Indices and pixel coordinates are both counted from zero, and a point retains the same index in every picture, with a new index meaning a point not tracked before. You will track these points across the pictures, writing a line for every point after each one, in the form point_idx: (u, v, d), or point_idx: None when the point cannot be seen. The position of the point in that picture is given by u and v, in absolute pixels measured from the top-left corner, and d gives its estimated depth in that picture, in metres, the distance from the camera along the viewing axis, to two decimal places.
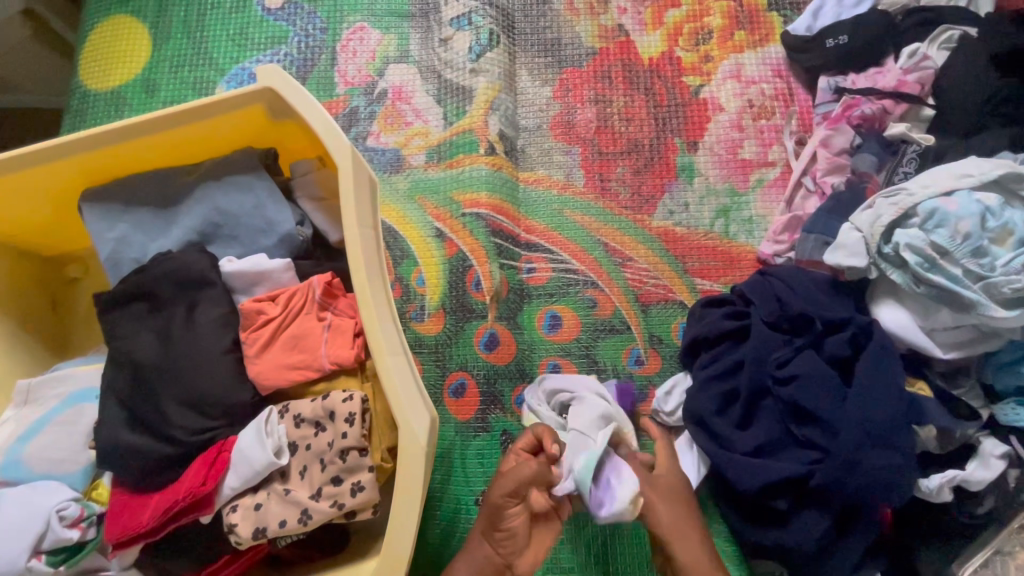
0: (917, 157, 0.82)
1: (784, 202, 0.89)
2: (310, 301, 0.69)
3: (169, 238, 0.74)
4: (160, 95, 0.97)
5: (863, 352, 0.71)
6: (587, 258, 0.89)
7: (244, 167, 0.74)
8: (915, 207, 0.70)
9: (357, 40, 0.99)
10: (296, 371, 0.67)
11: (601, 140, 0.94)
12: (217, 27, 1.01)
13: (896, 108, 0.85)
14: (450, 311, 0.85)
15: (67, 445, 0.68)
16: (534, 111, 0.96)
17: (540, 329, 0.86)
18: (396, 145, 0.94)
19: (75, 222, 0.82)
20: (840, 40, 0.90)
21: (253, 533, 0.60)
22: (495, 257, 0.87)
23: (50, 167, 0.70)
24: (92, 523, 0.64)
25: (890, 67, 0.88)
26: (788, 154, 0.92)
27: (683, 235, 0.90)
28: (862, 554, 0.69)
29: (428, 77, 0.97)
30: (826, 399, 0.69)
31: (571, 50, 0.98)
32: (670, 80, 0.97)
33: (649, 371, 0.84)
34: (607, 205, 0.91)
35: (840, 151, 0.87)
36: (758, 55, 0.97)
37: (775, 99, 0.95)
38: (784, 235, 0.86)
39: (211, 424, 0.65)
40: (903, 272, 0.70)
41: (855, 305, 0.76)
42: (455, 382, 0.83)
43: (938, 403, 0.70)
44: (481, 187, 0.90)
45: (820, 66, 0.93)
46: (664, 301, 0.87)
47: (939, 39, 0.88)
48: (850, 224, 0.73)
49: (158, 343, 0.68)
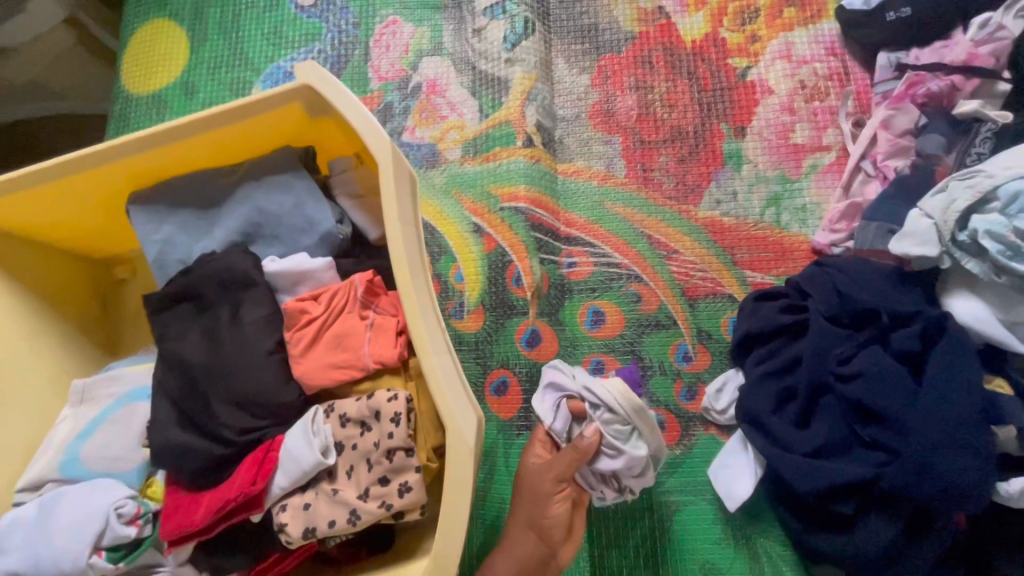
0: (992, 137, 0.76)
1: (840, 188, 0.84)
2: (353, 299, 0.69)
3: (213, 239, 0.74)
4: (199, 98, 0.98)
5: (935, 346, 0.66)
6: (630, 251, 0.86)
7: (283, 166, 0.74)
8: (995, 190, 0.64)
9: (390, 34, 0.98)
10: (340, 370, 0.66)
11: (643, 128, 0.90)
12: (251, 27, 1.01)
13: (965, 84, 0.79)
14: (490, 307, 0.84)
15: (123, 444, 0.70)
16: (572, 100, 0.93)
17: (582, 325, 0.83)
18: (431, 140, 0.92)
19: (123, 226, 0.84)
20: (902, 13, 0.84)
21: (303, 533, 0.60)
22: (534, 252, 0.85)
23: (97, 172, 0.71)
24: (148, 520, 0.65)
25: (958, 40, 0.82)
26: (844, 136, 0.87)
27: (731, 225, 0.86)
28: (935, 561, 0.65)
29: (462, 69, 0.95)
30: (895, 397, 0.65)
31: (608, 36, 0.95)
32: (714, 63, 0.92)
33: (698, 368, 0.81)
34: (649, 195, 0.88)
35: (903, 132, 0.81)
36: (809, 33, 0.92)
37: (829, 79, 0.90)
38: (841, 223, 0.81)
39: (258, 423, 0.66)
40: (981, 261, 0.65)
41: (924, 296, 0.71)
42: (497, 379, 0.81)
43: (1018, 402, 0.65)
44: (519, 180, 0.88)
45: (879, 42, 0.87)
46: (712, 294, 0.83)
47: (1015, 6, 0.80)
48: (919, 210, 0.68)
49: (205, 344, 0.68)
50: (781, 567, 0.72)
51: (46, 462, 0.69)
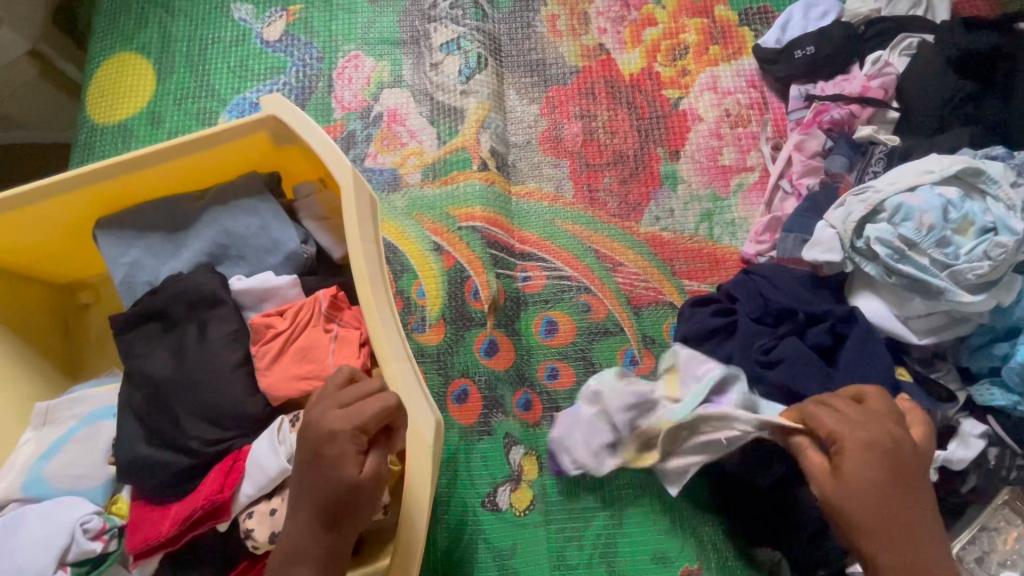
0: (884, 158, 0.86)
1: (763, 205, 0.94)
2: (317, 314, 0.72)
3: (181, 261, 0.78)
4: (165, 127, 1.02)
5: (845, 340, 0.75)
6: (579, 265, 0.93)
7: (249, 190, 0.78)
8: (883, 203, 0.74)
9: (352, 67, 1.05)
10: (305, 381, 0.70)
11: (588, 152, 0.99)
12: (218, 60, 1.06)
13: (862, 112, 0.90)
14: (450, 320, 0.88)
15: (88, 462, 0.71)
16: (523, 128, 1.01)
17: (537, 334, 0.89)
18: (393, 165, 0.98)
19: (90, 251, 0.86)
20: (808, 51, 0.96)
21: (268, 538, 0.63)
22: (490, 267, 0.91)
23: (66, 197, 0.73)
24: (114, 535, 0.66)
25: (855, 74, 0.94)
26: (765, 159, 0.97)
27: (670, 239, 0.94)
28: None
29: (421, 100, 1.02)
30: (815, 386, 0.73)
31: (555, 69, 1.04)
32: (650, 94, 1.02)
33: (643, 370, 0.88)
34: (595, 213, 0.96)
35: (813, 154, 0.92)
36: (732, 68, 1.03)
37: (750, 108, 1.01)
38: (765, 235, 0.91)
39: (224, 435, 0.69)
40: (876, 265, 0.74)
41: (834, 297, 0.80)
42: (458, 388, 0.85)
43: (918, 387, 0.73)
44: (475, 202, 0.94)
45: (791, 76, 0.98)
46: (654, 303, 0.91)
47: (899, 47, 0.94)
48: (825, 221, 0.78)
49: (172, 360, 0.71)
50: (724, 551, 0.78)
51: (8, 482, 0.69)
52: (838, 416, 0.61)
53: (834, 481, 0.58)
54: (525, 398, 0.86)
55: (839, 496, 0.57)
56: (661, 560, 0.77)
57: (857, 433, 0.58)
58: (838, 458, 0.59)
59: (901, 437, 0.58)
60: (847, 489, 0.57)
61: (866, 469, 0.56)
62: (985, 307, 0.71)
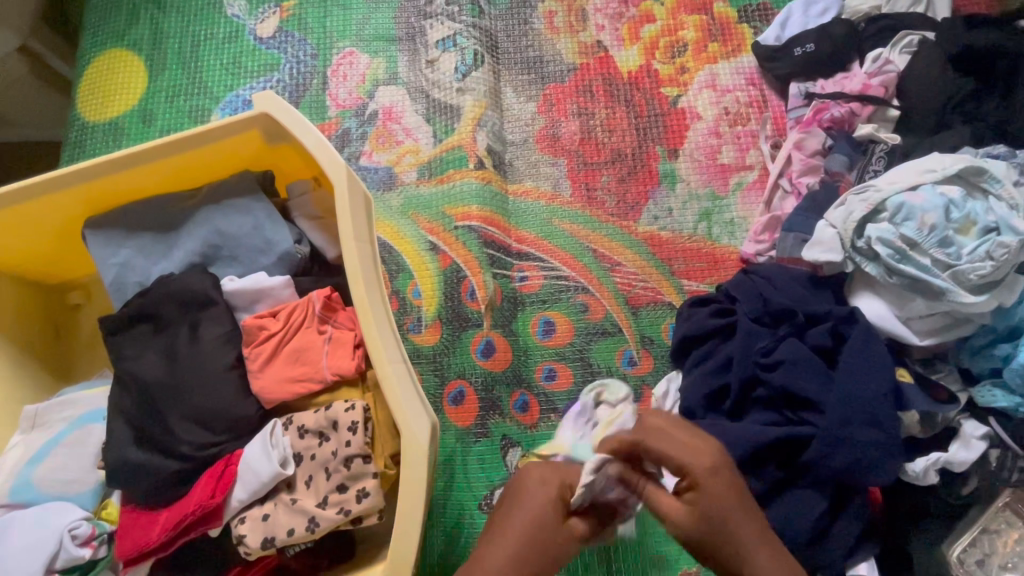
0: (885, 155, 0.86)
1: (762, 204, 0.93)
2: (311, 315, 0.71)
3: (171, 261, 0.76)
4: (157, 125, 1.01)
5: (846, 341, 0.74)
6: (577, 265, 0.92)
7: (241, 190, 0.77)
8: (884, 203, 0.74)
9: (347, 64, 1.03)
10: (299, 384, 0.69)
11: (586, 151, 0.98)
12: (211, 57, 1.04)
13: (863, 110, 0.89)
14: (446, 321, 0.87)
15: (76, 466, 0.70)
16: (520, 126, 1.00)
17: (534, 335, 0.88)
18: (388, 164, 0.97)
19: (80, 251, 0.84)
20: (808, 49, 0.95)
21: (261, 543, 0.62)
22: (487, 267, 0.90)
23: (54, 197, 0.72)
24: (103, 541, 0.66)
25: (855, 72, 0.93)
26: (764, 157, 0.96)
27: (668, 239, 0.93)
28: (858, 536, 0.71)
29: (416, 97, 1.01)
30: (815, 388, 0.72)
31: (553, 67, 1.02)
32: (648, 91, 1.01)
33: (642, 371, 0.87)
34: (593, 212, 0.95)
35: (813, 152, 0.91)
36: (731, 65, 1.02)
37: (749, 106, 1.00)
38: (764, 234, 0.90)
39: (216, 439, 0.67)
40: (877, 265, 0.74)
41: (833, 297, 0.80)
42: (454, 390, 0.84)
43: (919, 389, 0.72)
44: (472, 201, 0.93)
45: (790, 74, 0.97)
46: (653, 303, 0.90)
47: (900, 44, 0.93)
48: (825, 221, 0.77)
49: (163, 362, 0.70)
50: None
51: None
52: (690, 432, 0.57)
53: (695, 520, 0.55)
54: (523, 400, 0.85)
55: (704, 532, 0.54)
56: (659, 564, 0.77)
57: (698, 456, 0.55)
58: (691, 492, 0.55)
59: (727, 456, 0.56)
60: (700, 522, 0.54)
61: (715, 506, 0.53)
62: (988, 307, 0.70)
